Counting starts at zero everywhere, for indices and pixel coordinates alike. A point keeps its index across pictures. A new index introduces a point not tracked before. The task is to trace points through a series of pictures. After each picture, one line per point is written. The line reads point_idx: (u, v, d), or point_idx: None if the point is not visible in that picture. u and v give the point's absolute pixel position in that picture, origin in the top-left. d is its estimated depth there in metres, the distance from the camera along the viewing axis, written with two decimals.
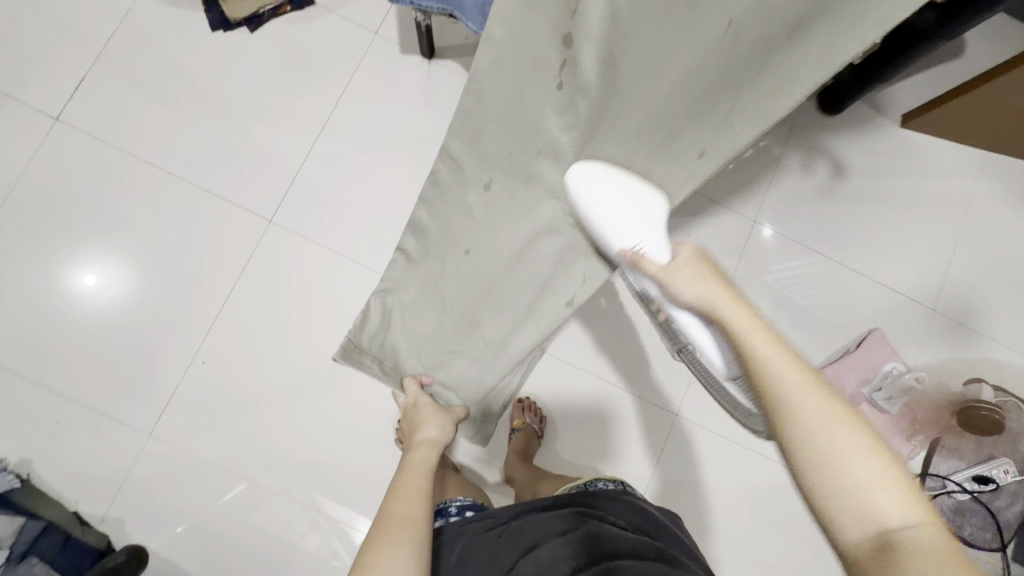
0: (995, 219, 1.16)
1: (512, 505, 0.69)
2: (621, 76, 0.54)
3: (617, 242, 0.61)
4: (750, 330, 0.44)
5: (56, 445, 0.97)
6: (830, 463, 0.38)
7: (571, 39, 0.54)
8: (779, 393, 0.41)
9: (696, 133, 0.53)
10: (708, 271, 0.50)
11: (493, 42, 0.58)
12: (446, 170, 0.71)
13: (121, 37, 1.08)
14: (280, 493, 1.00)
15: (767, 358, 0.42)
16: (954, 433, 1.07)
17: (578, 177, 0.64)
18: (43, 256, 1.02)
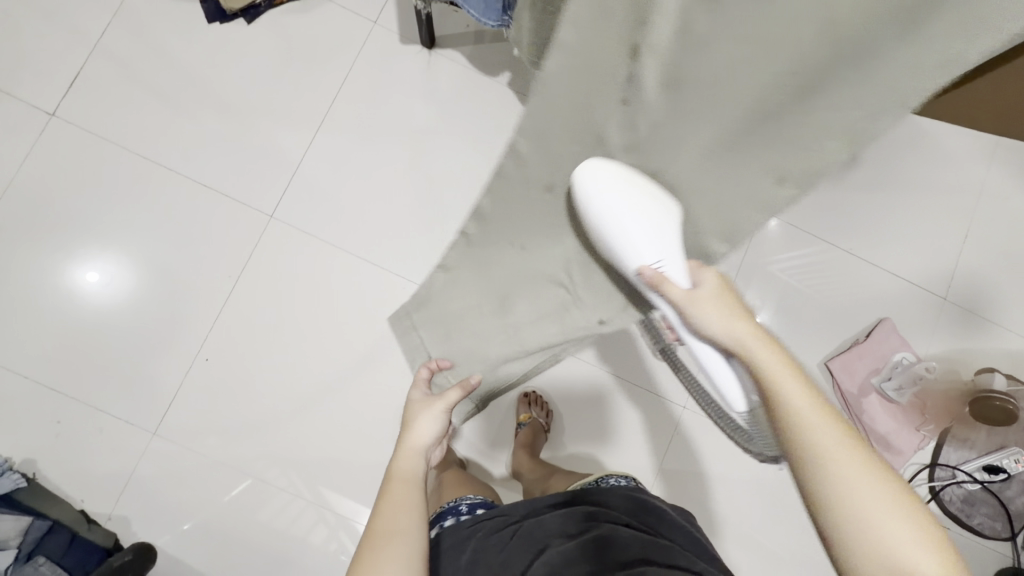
0: (1007, 206, 1.14)
1: (522, 504, 0.68)
2: (686, 97, 0.47)
3: (635, 260, 0.52)
4: (783, 379, 0.45)
5: (61, 444, 0.97)
6: (863, 522, 0.41)
7: (639, 51, 0.44)
8: (811, 450, 0.42)
9: (769, 156, 0.48)
10: (733, 306, 0.50)
11: (567, 50, 0.45)
12: (512, 165, 0.54)
13: (115, 30, 1.06)
14: (286, 490, 0.99)
15: (800, 413, 0.43)
16: (964, 423, 1.06)
17: (586, 176, 0.52)
18: (44, 254, 1.01)
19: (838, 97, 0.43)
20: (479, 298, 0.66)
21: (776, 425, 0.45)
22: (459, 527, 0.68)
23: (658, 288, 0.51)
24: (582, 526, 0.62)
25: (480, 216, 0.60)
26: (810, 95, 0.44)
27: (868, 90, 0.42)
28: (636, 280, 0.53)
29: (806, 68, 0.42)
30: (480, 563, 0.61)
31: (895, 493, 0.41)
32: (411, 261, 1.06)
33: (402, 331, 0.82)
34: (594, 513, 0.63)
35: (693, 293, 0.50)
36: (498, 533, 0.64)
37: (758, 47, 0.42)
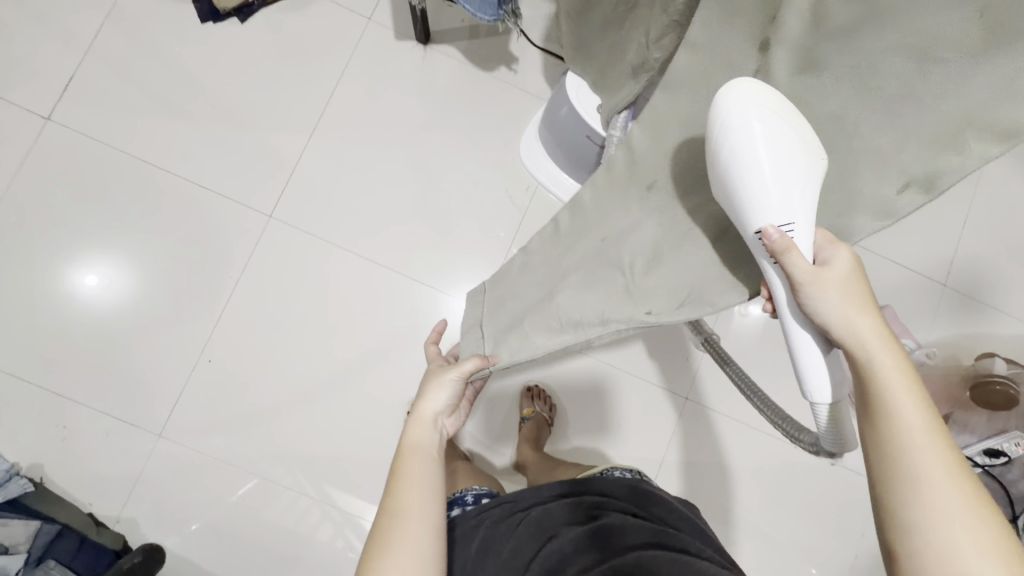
0: (1004, 190, 1.14)
1: (530, 489, 0.68)
2: (820, 88, 0.44)
3: (762, 215, 0.43)
4: (895, 383, 0.41)
5: (66, 448, 0.97)
6: (948, 561, 0.37)
7: (769, 44, 0.45)
8: (913, 467, 0.39)
9: (901, 160, 0.42)
10: (860, 293, 0.43)
11: (693, 51, 0.50)
12: (622, 163, 0.57)
13: (109, 31, 1.05)
14: (291, 488, 1.00)
15: (906, 426, 0.40)
16: (965, 408, 1.06)
17: (731, 102, 0.43)
18: (43, 259, 1.00)
19: (993, 83, 0.37)
20: (538, 272, 0.61)
21: (871, 430, 0.41)
22: (468, 515, 0.68)
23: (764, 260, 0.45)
24: (590, 515, 0.62)
25: (575, 207, 0.61)
26: (961, 86, 0.38)
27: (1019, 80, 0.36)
28: (754, 239, 0.45)
29: (950, 59, 0.37)
30: (491, 552, 0.61)
31: (996, 539, 0.37)
32: (411, 258, 1.06)
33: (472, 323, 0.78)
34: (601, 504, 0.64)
35: (818, 270, 0.43)
36: (506, 519, 0.64)
37: (906, 31, 0.38)
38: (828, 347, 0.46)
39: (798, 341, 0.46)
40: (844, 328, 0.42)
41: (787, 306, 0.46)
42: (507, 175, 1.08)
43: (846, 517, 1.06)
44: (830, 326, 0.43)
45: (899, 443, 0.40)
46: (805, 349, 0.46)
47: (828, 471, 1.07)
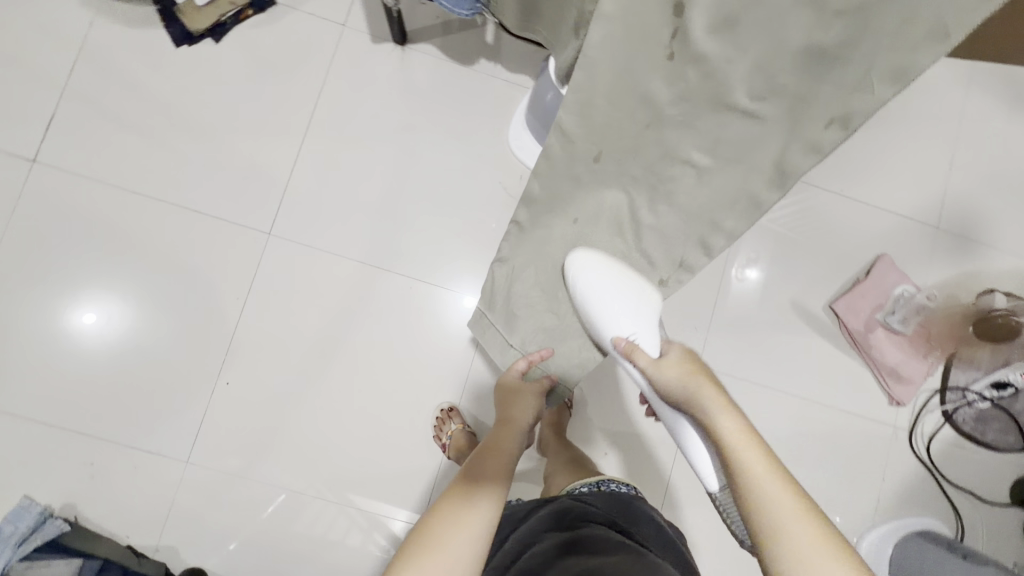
0: (987, 128, 1.16)
1: (526, 503, 0.79)
2: (739, 41, 0.47)
3: (612, 333, 0.71)
4: (740, 443, 0.53)
5: (96, 485, 0.98)
6: None
7: (685, 7, 0.47)
8: (772, 513, 0.49)
9: (820, 106, 0.48)
10: (702, 377, 0.61)
11: (604, 18, 0.49)
12: (559, 147, 0.60)
13: (83, 67, 1.04)
14: (319, 497, 1.01)
15: (758, 475, 0.51)
16: (969, 345, 1.09)
17: (577, 265, 0.70)
18: (48, 302, 1.00)
19: (890, 32, 0.42)
20: (534, 278, 0.73)
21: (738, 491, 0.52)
22: None
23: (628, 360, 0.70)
24: (568, 524, 0.70)
25: (530, 201, 0.66)
26: (866, 35, 0.43)
27: (910, 21, 0.42)
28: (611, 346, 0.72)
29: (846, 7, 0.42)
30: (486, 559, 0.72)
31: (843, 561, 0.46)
32: (413, 260, 1.06)
33: (480, 332, 0.83)
34: (582, 515, 0.71)
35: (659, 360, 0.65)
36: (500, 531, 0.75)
37: None
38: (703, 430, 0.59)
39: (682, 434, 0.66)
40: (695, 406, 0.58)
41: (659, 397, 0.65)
42: (499, 167, 1.09)
43: (861, 463, 1.10)
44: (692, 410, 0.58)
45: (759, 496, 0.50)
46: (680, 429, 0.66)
47: (837, 421, 1.10)
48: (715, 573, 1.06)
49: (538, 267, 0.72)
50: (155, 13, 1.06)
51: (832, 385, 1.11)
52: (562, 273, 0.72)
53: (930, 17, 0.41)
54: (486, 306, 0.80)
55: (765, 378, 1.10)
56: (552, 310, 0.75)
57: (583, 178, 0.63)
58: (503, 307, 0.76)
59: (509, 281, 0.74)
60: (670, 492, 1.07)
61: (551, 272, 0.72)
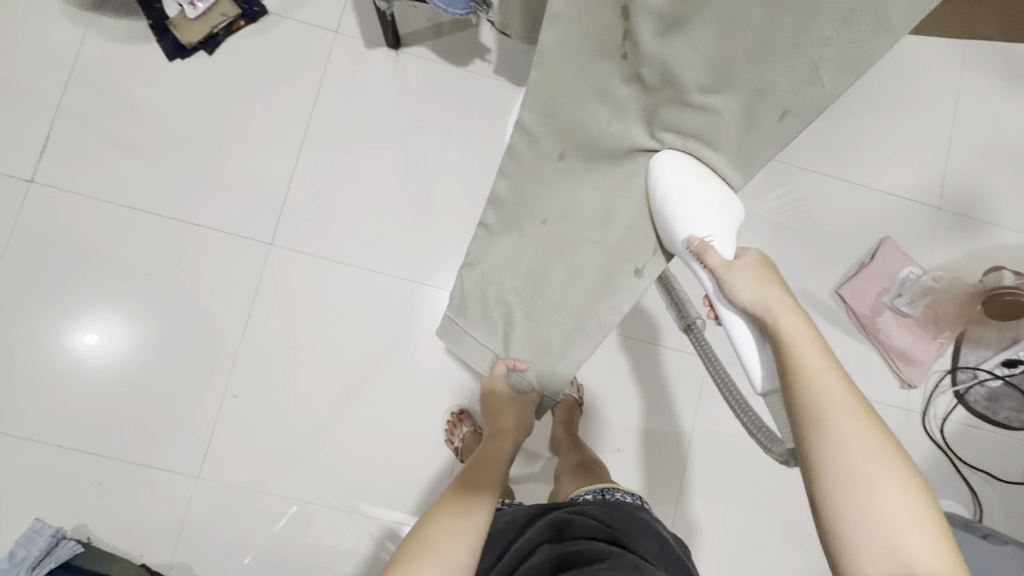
0: (984, 107, 1.16)
1: (526, 510, 0.78)
2: (683, 36, 0.47)
3: (687, 231, 0.56)
4: (800, 338, 0.49)
5: (106, 504, 0.97)
6: (853, 481, 0.44)
7: (630, 9, 0.47)
8: (823, 413, 0.46)
9: (774, 98, 0.47)
10: (769, 279, 0.53)
11: (557, 16, 0.50)
12: (523, 145, 0.62)
13: (77, 85, 1.03)
14: (330, 506, 1.01)
15: (815, 373, 0.47)
16: (979, 324, 1.08)
17: (661, 162, 0.57)
18: (50, 322, 1.00)
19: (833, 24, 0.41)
20: (511, 285, 0.72)
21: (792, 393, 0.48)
22: None
23: (694, 263, 0.56)
24: (564, 535, 0.70)
25: (498, 202, 0.68)
26: (810, 27, 0.42)
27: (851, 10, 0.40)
28: (681, 250, 0.57)
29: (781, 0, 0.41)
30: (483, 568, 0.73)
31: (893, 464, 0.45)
32: (416, 263, 1.06)
33: (455, 341, 0.83)
34: (577, 524, 0.71)
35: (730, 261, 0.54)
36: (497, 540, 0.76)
37: None
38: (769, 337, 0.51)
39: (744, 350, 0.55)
40: (755, 307, 0.52)
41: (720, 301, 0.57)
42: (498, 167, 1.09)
43: None
44: (753, 309, 0.52)
45: (812, 396, 0.47)
46: (739, 337, 0.55)
47: None
48: (732, 564, 1.06)
49: (510, 272, 0.72)
50: (147, 27, 1.05)
51: None
52: (534, 279, 0.70)
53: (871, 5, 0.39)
54: (458, 313, 0.80)
55: None
56: (532, 322, 0.73)
57: (549, 175, 0.63)
58: (481, 311, 0.77)
59: (481, 284, 0.75)
60: (684, 485, 1.07)
61: (524, 277, 0.71)
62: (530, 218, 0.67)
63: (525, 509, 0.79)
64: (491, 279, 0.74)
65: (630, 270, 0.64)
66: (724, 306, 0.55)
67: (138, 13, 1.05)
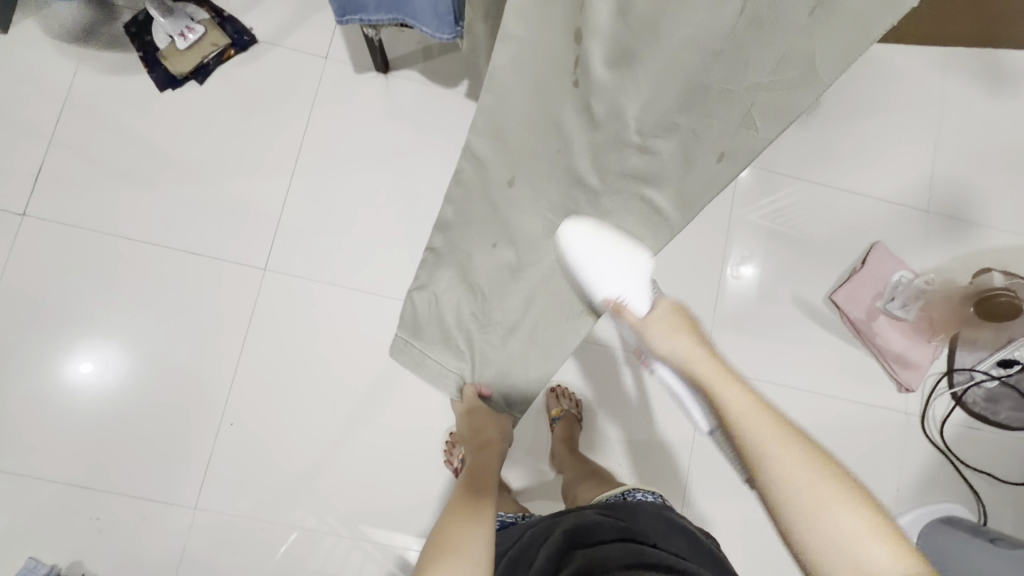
0: (967, 111, 1.18)
1: (550, 518, 0.77)
2: (636, 73, 0.47)
3: (602, 292, 0.64)
4: (715, 379, 0.57)
5: (104, 538, 0.96)
6: (788, 488, 0.50)
7: (583, 35, 0.48)
8: (747, 436, 0.53)
9: (710, 139, 0.47)
10: (685, 334, 0.62)
11: (513, 41, 0.52)
12: (471, 168, 0.64)
13: (70, 116, 1.04)
14: (332, 533, 0.99)
15: (728, 404, 0.55)
16: (974, 325, 1.07)
17: (568, 232, 0.62)
18: (44, 356, 0.99)
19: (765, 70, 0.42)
20: (467, 309, 0.73)
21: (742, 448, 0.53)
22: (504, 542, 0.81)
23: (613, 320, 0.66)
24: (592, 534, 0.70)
25: (445, 226, 0.71)
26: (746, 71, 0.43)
27: (778, 59, 0.42)
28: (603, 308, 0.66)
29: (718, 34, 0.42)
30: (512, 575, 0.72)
31: (823, 467, 0.50)
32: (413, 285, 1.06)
33: (413, 364, 0.82)
34: (605, 524, 0.71)
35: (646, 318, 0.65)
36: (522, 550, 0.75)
37: (697, 26, 0.42)
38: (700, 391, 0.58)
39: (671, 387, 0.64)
40: (675, 358, 0.61)
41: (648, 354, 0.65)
42: None
43: (876, 453, 1.09)
44: (675, 362, 0.60)
45: (765, 444, 0.52)
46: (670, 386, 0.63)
47: (848, 413, 1.10)
48: None
49: (460, 296, 0.74)
50: (137, 59, 1.06)
51: (839, 377, 1.11)
52: (483, 303, 0.71)
53: (803, 50, 0.41)
54: (412, 334, 0.80)
55: (773, 375, 1.10)
56: (501, 346, 0.74)
57: (499, 200, 0.64)
58: (435, 333, 0.78)
59: (434, 307, 0.77)
60: (690, 499, 1.06)
61: (474, 301, 0.72)
62: (481, 246, 0.69)
63: (545, 519, 0.78)
64: (443, 298, 0.75)
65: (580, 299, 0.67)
66: (653, 360, 0.65)
67: (128, 45, 1.06)
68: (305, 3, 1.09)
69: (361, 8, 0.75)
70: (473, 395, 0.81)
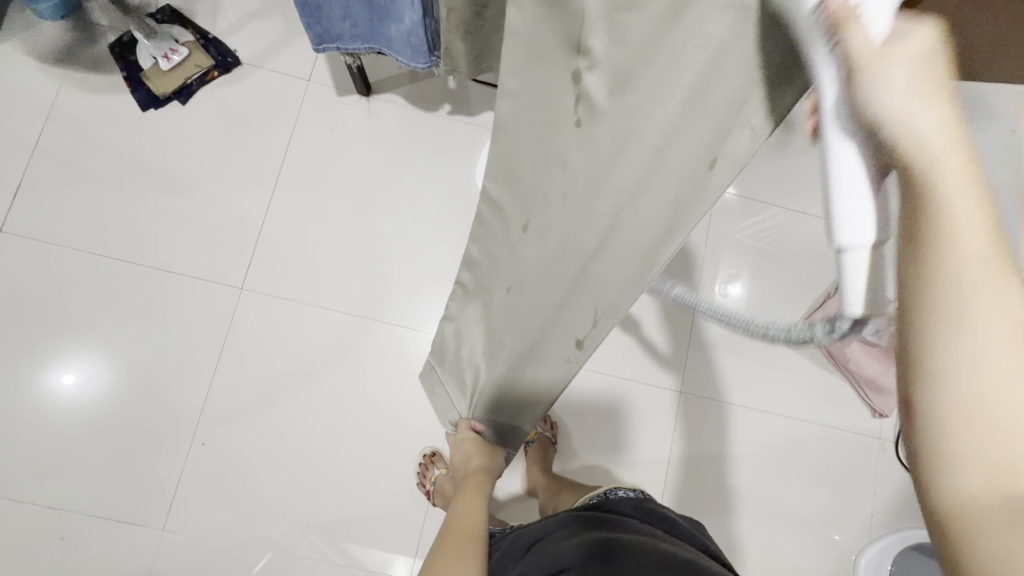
0: None
1: (540, 522, 0.74)
2: (633, 92, 0.35)
3: None
4: (955, 194, 0.22)
5: (69, 560, 0.94)
6: (970, 399, 0.24)
7: (580, 75, 0.40)
8: (939, 304, 0.24)
9: (696, 141, 0.31)
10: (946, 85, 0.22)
11: (512, 94, 0.49)
12: (491, 213, 0.61)
13: (52, 134, 1.05)
14: (308, 554, 0.98)
15: (958, 252, 0.23)
16: None
17: None
18: (17, 372, 0.99)
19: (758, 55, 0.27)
20: (478, 345, 0.71)
21: (920, 256, 0.23)
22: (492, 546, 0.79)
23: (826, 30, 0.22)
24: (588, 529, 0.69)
25: (473, 263, 0.69)
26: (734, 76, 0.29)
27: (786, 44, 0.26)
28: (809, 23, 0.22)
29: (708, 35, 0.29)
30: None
31: None
32: (391, 305, 1.07)
33: (432, 387, 0.88)
34: (599, 521, 0.70)
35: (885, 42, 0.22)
36: (513, 551, 0.72)
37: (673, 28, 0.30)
38: (881, 179, 0.22)
39: (842, 201, 0.22)
40: (906, 128, 0.21)
41: (833, 107, 0.22)
42: (467, 206, 1.11)
43: (854, 477, 1.09)
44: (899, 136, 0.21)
45: (961, 270, 0.23)
46: (839, 179, 0.22)
47: (825, 436, 1.10)
48: None
49: (479, 333, 0.70)
50: (120, 79, 1.07)
51: (815, 400, 1.11)
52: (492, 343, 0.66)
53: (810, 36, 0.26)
54: (438, 360, 0.83)
55: (749, 398, 1.11)
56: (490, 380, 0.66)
57: (515, 244, 0.57)
58: (454, 366, 0.78)
59: (457, 337, 0.77)
60: None
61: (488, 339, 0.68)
62: (498, 284, 0.63)
63: (539, 524, 0.74)
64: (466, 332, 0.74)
65: (571, 344, 0.50)
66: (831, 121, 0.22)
67: (111, 65, 1.07)
68: (289, 27, 1.12)
69: (338, 39, 0.76)
70: (467, 429, 0.79)
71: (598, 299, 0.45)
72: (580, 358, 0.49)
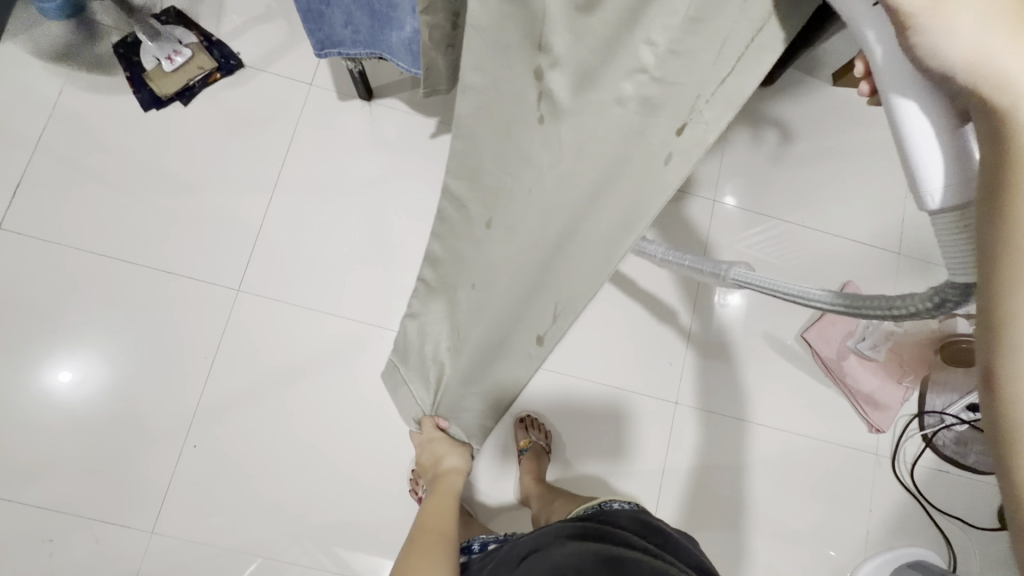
0: None
1: (533, 535, 0.74)
2: (592, 96, 0.40)
3: None
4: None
5: (56, 562, 0.93)
6: None
7: (542, 72, 0.42)
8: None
9: (653, 139, 0.40)
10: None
11: (471, 89, 0.47)
12: (454, 212, 0.60)
13: (54, 133, 1.05)
14: (297, 560, 0.97)
15: None
16: (938, 367, 1.09)
17: None
18: (11, 370, 0.98)
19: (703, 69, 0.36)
20: (441, 342, 0.69)
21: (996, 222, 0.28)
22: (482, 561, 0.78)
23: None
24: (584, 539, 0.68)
25: (433, 261, 0.68)
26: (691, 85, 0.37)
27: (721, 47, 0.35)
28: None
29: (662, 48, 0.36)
30: None
31: None
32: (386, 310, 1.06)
33: (395, 386, 0.85)
34: (594, 532, 0.69)
35: None
36: (506, 562, 0.71)
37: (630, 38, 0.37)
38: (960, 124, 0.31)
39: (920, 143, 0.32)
40: (976, 68, 0.29)
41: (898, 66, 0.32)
42: None
43: (850, 492, 1.09)
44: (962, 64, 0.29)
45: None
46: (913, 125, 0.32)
47: (821, 451, 1.10)
48: None
49: (444, 331, 0.68)
50: (123, 79, 1.08)
51: (812, 413, 1.11)
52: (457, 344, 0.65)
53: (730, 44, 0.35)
54: (401, 359, 0.81)
55: (745, 410, 1.10)
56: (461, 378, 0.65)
57: (480, 242, 0.57)
58: (417, 365, 0.76)
59: (420, 337, 0.74)
60: None
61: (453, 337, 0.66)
62: (463, 282, 0.63)
63: (531, 538, 0.73)
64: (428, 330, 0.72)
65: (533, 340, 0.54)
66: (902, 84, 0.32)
67: (114, 65, 1.08)
68: (293, 31, 1.12)
69: (339, 45, 0.77)
70: (432, 427, 0.78)
71: (563, 292, 0.49)
72: (542, 351, 0.52)
